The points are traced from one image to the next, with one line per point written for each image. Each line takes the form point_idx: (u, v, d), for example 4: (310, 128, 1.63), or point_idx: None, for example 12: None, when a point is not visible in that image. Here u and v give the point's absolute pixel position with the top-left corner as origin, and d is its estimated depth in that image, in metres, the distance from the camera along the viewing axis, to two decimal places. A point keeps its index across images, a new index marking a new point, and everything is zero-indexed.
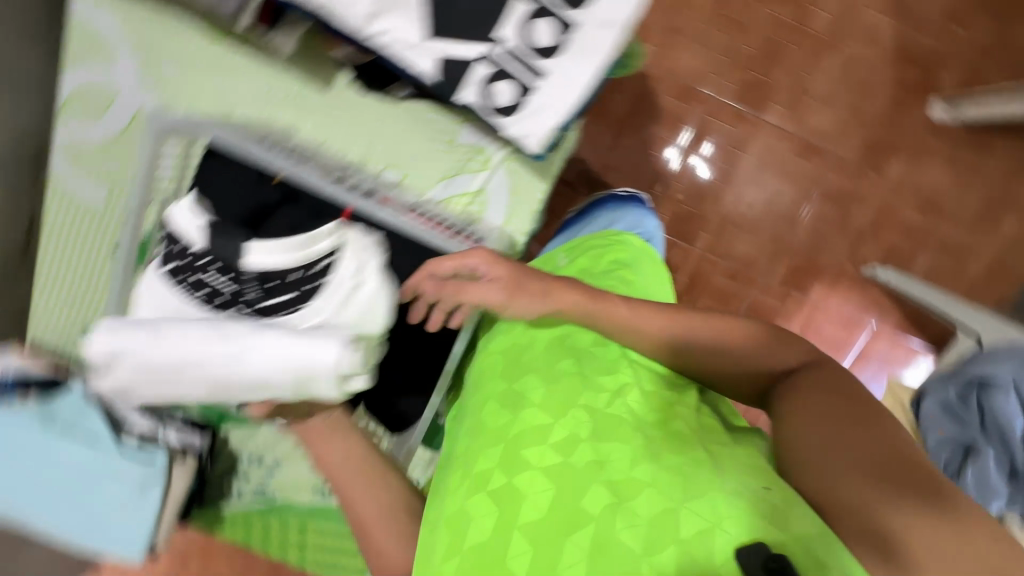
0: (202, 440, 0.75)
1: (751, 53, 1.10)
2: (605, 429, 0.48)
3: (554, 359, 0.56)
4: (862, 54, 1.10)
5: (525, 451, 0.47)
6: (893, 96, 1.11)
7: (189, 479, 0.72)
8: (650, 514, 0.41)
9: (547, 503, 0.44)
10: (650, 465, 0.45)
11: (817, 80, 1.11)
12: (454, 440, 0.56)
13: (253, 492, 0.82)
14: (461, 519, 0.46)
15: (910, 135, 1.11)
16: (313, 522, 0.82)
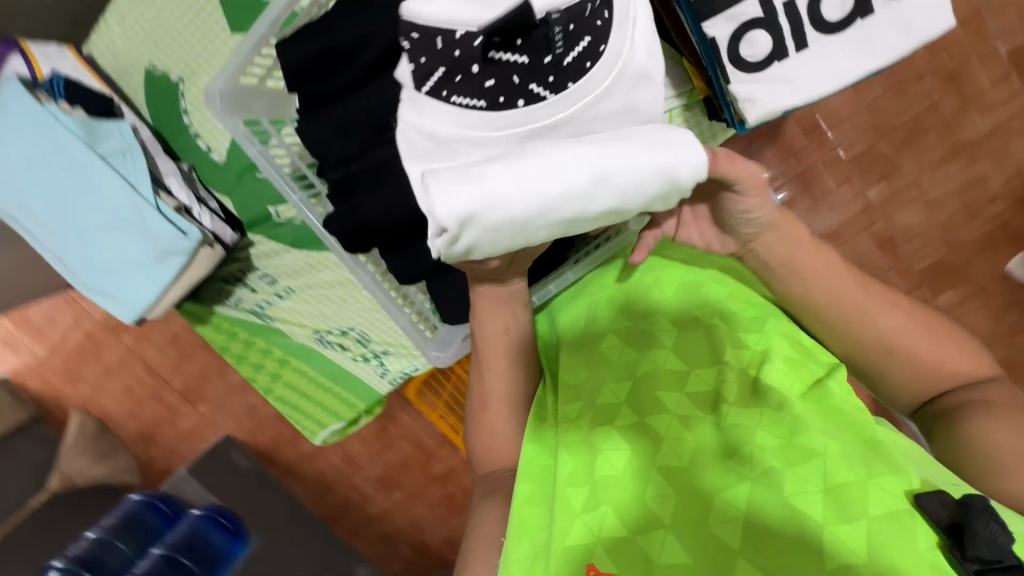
0: (231, 235, 0.86)
1: (895, 124, 1.03)
2: (737, 388, 0.60)
3: (706, 312, 0.65)
4: (988, 177, 1.04)
5: (663, 400, 0.61)
6: (989, 231, 1.07)
7: (209, 263, 0.82)
8: (781, 468, 0.53)
9: (688, 444, 0.58)
10: (788, 427, 0.56)
11: (937, 182, 1.05)
12: (586, 364, 0.67)
13: (253, 306, 0.95)
14: (589, 452, 0.60)
15: (982, 275, 1.09)
16: (295, 355, 0.99)
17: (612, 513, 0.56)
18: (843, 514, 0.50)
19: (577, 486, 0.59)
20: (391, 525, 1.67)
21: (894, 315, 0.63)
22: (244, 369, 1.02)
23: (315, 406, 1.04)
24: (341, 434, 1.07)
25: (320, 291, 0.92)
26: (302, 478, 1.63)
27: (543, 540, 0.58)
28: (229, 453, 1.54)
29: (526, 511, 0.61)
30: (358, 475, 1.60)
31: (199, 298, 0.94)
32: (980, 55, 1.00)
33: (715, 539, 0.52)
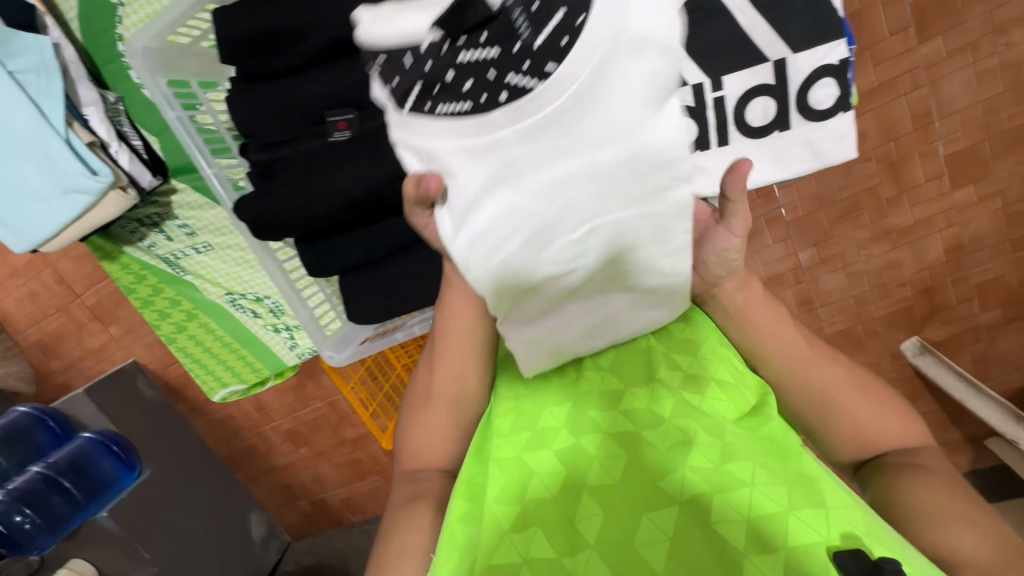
0: (150, 181, 0.82)
1: (837, 198, 1.08)
2: (676, 412, 0.60)
3: (654, 340, 0.67)
4: (903, 264, 1.11)
5: (598, 417, 0.63)
6: (893, 313, 1.17)
7: (117, 207, 0.78)
8: (708, 494, 0.54)
9: (618, 468, 0.59)
10: (722, 452, 0.57)
11: (861, 259, 1.13)
12: (522, 381, 0.69)
13: (167, 254, 0.92)
14: (523, 469, 0.61)
15: (878, 347, 1.21)
16: (207, 314, 0.98)
17: (541, 534, 0.56)
18: (761, 547, 0.50)
19: (509, 505, 0.59)
20: (294, 478, 1.68)
21: (832, 372, 0.64)
22: (148, 314, 0.99)
23: (214, 364, 1.02)
24: (241, 396, 1.06)
25: (238, 253, 0.91)
26: (209, 417, 1.60)
27: (472, 555, 0.58)
28: (135, 380, 1.50)
29: (457, 527, 0.60)
30: (267, 426, 1.59)
31: (107, 235, 0.90)
32: (920, 152, 1.01)
33: (640, 558, 0.53)
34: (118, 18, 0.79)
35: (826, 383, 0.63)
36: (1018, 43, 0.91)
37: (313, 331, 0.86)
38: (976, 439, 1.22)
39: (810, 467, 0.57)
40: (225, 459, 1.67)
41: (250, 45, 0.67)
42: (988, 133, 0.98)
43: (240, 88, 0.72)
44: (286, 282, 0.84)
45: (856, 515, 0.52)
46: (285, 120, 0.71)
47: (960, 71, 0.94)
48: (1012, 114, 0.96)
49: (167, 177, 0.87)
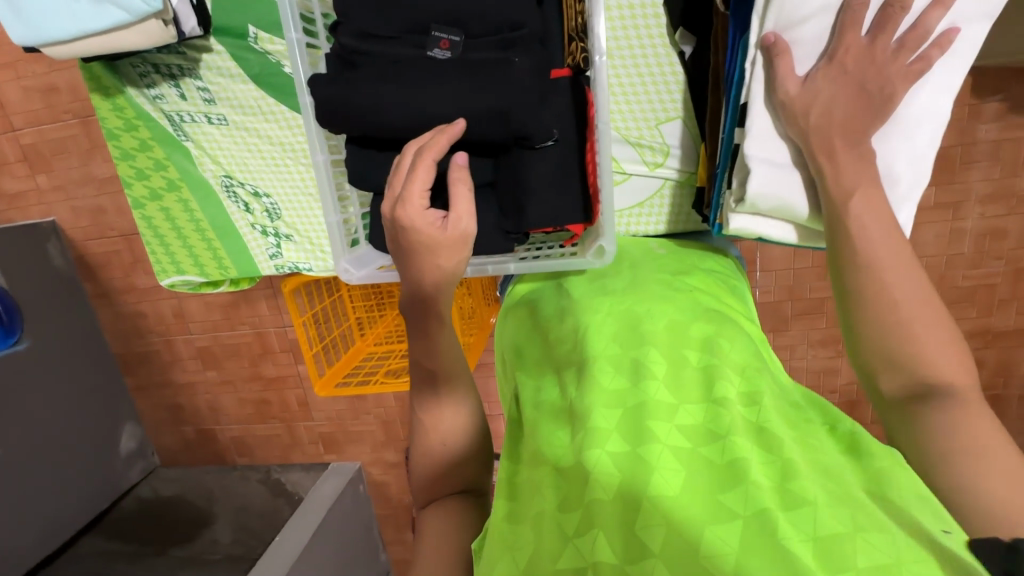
0: (193, 29, 0.73)
1: (806, 297, 1.15)
2: (731, 421, 0.45)
3: (702, 331, 0.54)
4: (840, 373, 1.21)
5: (648, 421, 0.46)
6: None
7: (151, 40, 0.70)
8: (773, 510, 0.39)
9: (676, 472, 0.43)
10: (785, 474, 0.41)
11: (807, 358, 1.21)
12: (569, 373, 0.54)
13: (172, 112, 0.84)
14: (572, 470, 0.45)
15: None
16: (188, 193, 0.89)
17: (600, 539, 0.41)
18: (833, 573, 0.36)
19: (560, 510, 0.44)
20: (188, 400, 1.54)
21: (950, 359, 0.50)
22: (125, 169, 0.89)
23: (177, 247, 0.92)
24: (193, 288, 0.96)
25: (255, 139, 0.84)
26: (117, 308, 1.45)
27: (525, 553, 0.44)
28: (46, 242, 1.34)
29: (503, 527, 0.48)
30: (179, 336, 1.46)
31: (114, 67, 0.82)
32: None
33: None
34: None
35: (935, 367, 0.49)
36: (990, 216, 1.04)
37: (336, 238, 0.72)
38: None
39: (859, 490, 0.41)
40: (118, 358, 1.51)
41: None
42: (942, 283, 1.10)
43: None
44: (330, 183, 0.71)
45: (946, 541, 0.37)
46: (386, 15, 0.65)
47: (939, 222, 1.06)
48: (965, 274, 1.09)
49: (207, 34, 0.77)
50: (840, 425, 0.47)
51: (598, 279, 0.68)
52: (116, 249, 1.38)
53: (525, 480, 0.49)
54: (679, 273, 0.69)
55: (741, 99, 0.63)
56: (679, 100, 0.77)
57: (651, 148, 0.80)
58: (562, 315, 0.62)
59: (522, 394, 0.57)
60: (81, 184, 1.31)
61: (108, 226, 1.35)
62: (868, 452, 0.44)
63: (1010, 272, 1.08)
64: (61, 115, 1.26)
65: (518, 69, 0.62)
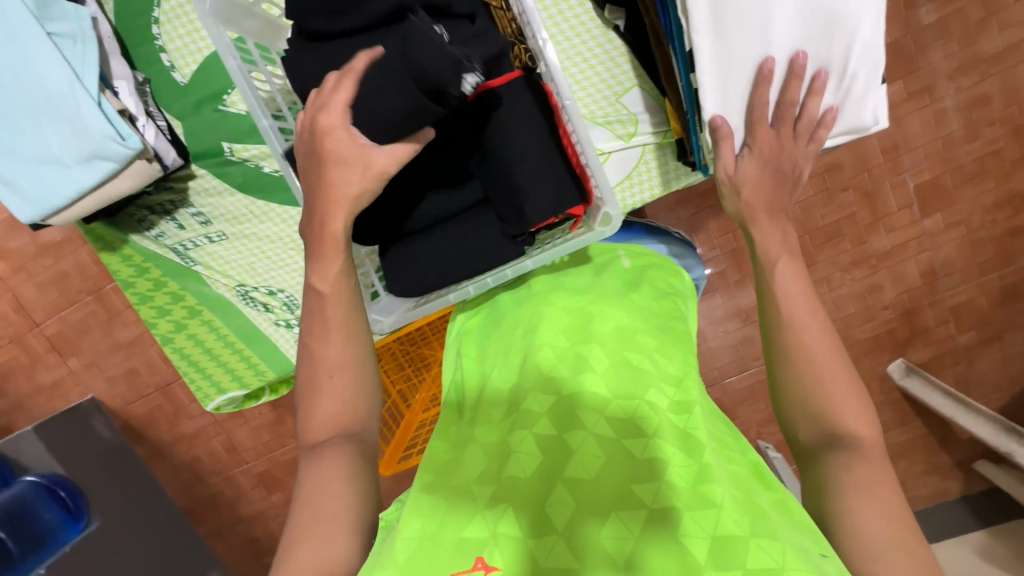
0: (174, 160, 0.80)
1: (820, 224, 1.14)
2: (662, 429, 0.52)
3: (640, 341, 0.60)
4: (884, 288, 1.17)
5: (582, 413, 0.54)
6: (878, 337, 1.20)
7: (138, 181, 0.75)
8: (681, 511, 0.45)
9: (595, 463, 0.50)
10: (693, 477, 0.48)
11: (845, 284, 1.18)
12: (512, 370, 0.62)
13: (176, 244, 0.88)
14: (504, 452, 0.54)
15: (868, 373, 1.23)
16: (208, 313, 0.91)
17: (509, 514, 0.48)
18: (721, 565, 0.42)
19: (483, 485, 0.52)
20: (263, 529, 1.53)
21: (836, 363, 0.56)
22: (145, 312, 0.92)
23: (212, 370, 0.94)
24: (236, 407, 0.96)
25: (257, 243, 0.88)
26: (172, 462, 1.47)
27: (436, 519, 0.51)
28: (91, 420, 1.38)
29: (420, 498, 0.55)
30: (237, 469, 1.47)
31: (112, 222, 0.87)
32: (892, 183, 1.10)
33: (596, 554, 0.44)
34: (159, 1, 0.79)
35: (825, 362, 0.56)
36: (968, 87, 1.04)
37: None
38: (962, 460, 1.25)
39: (763, 503, 0.49)
40: (185, 510, 1.51)
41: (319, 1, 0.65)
42: (948, 166, 1.09)
43: (302, 46, 0.68)
44: None
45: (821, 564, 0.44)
46: None
47: (919, 111, 1.06)
48: (966, 150, 1.08)
49: (189, 162, 0.84)
50: (747, 456, 0.57)
51: (551, 282, 0.72)
52: (157, 404, 1.41)
53: (458, 457, 0.58)
54: (631, 284, 0.69)
55: (687, 47, 0.71)
56: (633, 72, 0.85)
57: (623, 119, 0.86)
58: (511, 314, 0.70)
59: (464, 379, 0.67)
60: (109, 353, 1.36)
61: (143, 384, 1.39)
62: (771, 483, 0.53)
63: (1009, 132, 1.06)
64: (76, 295, 1.32)
65: (412, 42, 0.59)
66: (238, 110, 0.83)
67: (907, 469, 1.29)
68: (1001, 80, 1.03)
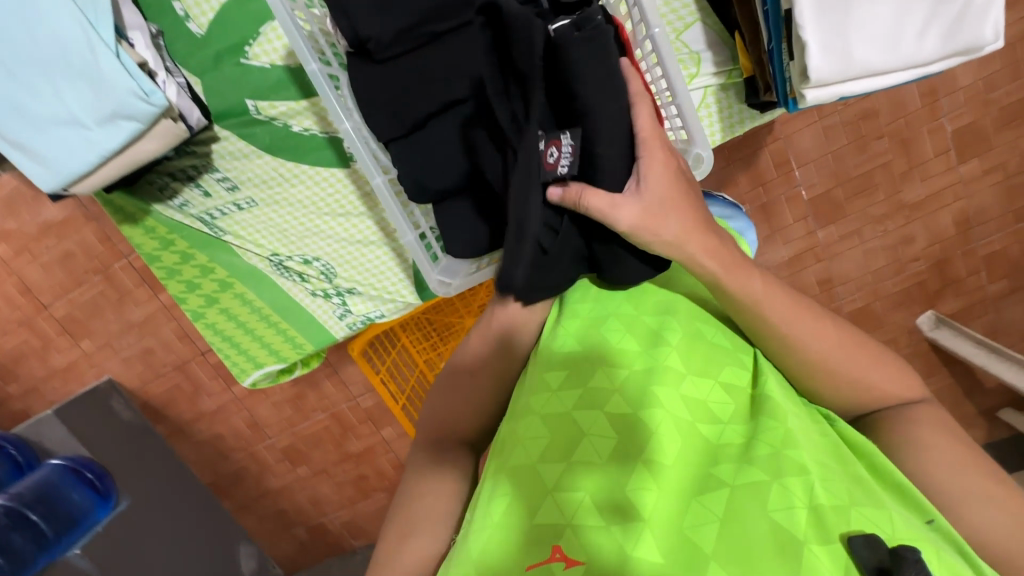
0: (198, 120, 0.75)
1: (852, 174, 1.10)
2: (738, 411, 0.58)
3: (700, 319, 0.63)
4: (917, 238, 1.14)
5: (655, 389, 0.57)
6: (908, 289, 1.18)
7: (164, 144, 0.71)
8: (769, 482, 0.51)
9: (675, 446, 0.54)
10: (781, 440, 0.53)
11: (876, 235, 1.15)
12: (569, 338, 0.63)
13: (202, 213, 0.84)
14: (574, 429, 0.57)
15: (898, 325, 1.22)
16: (238, 285, 0.89)
17: (588, 503, 0.52)
18: (824, 536, 0.48)
19: (556, 461, 0.55)
20: (289, 502, 1.55)
21: (823, 339, 0.58)
22: (172, 288, 0.89)
23: (247, 343, 0.92)
24: (270, 383, 0.97)
25: (287, 208, 0.84)
26: (194, 439, 1.46)
27: (524, 500, 0.55)
28: (109, 399, 1.36)
29: (491, 482, 0.58)
30: (261, 445, 1.47)
31: (133, 190, 0.82)
32: (929, 129, 1.06)
33: (688, 540, 0.50)
34: None
35: (818, 349, 0.58)
36: (1013, 23, 0.99)
37: (419, 256, 0.75)
38: (987, 407, 1.26)
39: (854, 462, 0.55)
40: (211, 486, 1.52)
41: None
42: (988, 109, 1.04)
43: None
44: (396, 205, 0.73)
45: (924, 529, 0.50)
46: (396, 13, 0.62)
47: None
48: (1008, 91, 1.03)
49: (211, 123, 0.79)
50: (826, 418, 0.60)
51: None
52: (175, 383, 1.39)
53: (516, 433, 0.59)
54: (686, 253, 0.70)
55: None
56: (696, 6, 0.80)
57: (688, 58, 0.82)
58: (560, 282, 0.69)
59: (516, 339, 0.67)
60: (123, 333, 1.34)
61: (160, 363, 1.37)
62: (856, 443, 0.57)
63: None
64: (83, 276, 1.28)
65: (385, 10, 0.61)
66: (262, 63, 0.77)
67: None
68: None
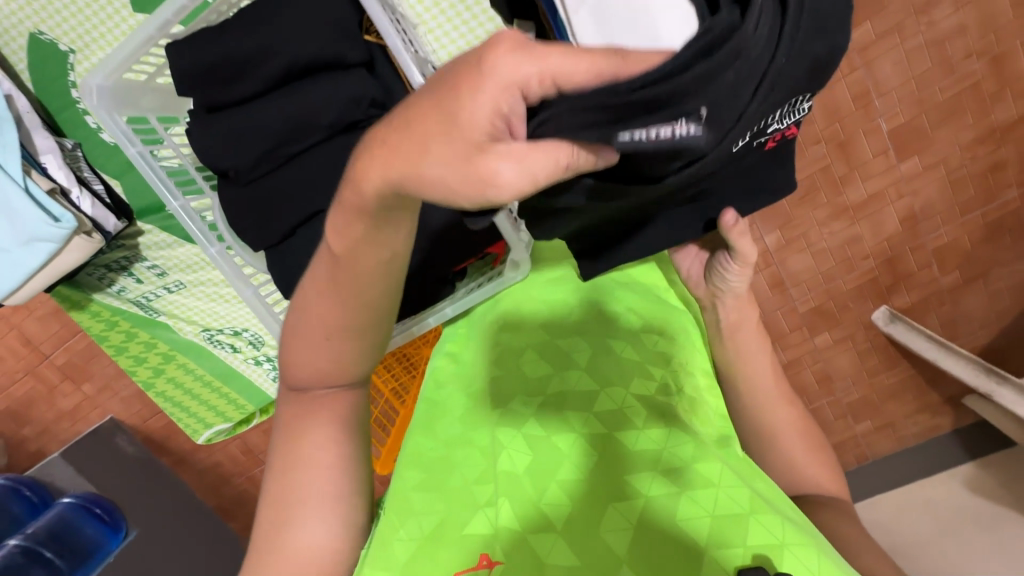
0: (116, 224, 0.86)
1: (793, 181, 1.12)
2: (649, 416, 0.64)
3: (617, 342, 0.72)
4: (864, 237, 1.15)
5: (571, 414, 0.65)
6: (861, 287, 1.20)
7: (81, 252, 0.80)
8: (677, 493, 0.57)
9: (591, 459, 0.61)
10: (692, 453, 0.61)
11: (824, 236, 1.16)
12: (499, 368, 0.72)
13: (138, 297, 0.97)
14: (497, 449, 0.64)
15: (855, 321, 1.23)
16: (182, 355, 1.02)
17: (505, 506, 0.59)
18: (728, 540, 0.54)
19: (481, 486, 0.62)
20: None
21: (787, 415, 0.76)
22: (124, 362, 1.02)
23: (195, 404, 1.07)
24: (227, 436, 1.10)
25: (210, 288, 0.97)
26: (197, 467, 1.55)
27: (434, 520, 0.60)
28: (113, 437, 1.45)
29: (411, 494, 0.63)
30: (258, 469, 1.55)
31: (73, 283, 0.93)
32: (865, 130, 1.07)
33: (604, 545, 0.55)
34: (71, 64, 0.86)
35: (775, 418, 0.76)
36: (939, 21, 0.98)
37: None
38: (951, 397, 1.26)
39: (755, 470, 0.64)
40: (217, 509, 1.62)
41: (206, 74, 0.70)
42: (923, 107, 1.04)
43: (202, 117, 0.74)
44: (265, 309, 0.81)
45: (814, 532, 0.59)
46: (247, 145, 0.72)
47: (890, 52, 1.01)
48: (942, 86, 1.03)
49: (133, 220, 0.92)
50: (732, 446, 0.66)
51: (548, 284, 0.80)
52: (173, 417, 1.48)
53: (451, 458, 0.66)
54: (629, 297, 0.77)
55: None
56: None
57: None
58: (489, 330, 0.78)
59: (443, 369, 0.77)
60: (120, 375, 1.43)
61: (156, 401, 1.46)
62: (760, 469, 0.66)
63: (988, 63, 1.00)
64: (78, 326, 1.37)
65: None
66: None
67: (897, 409, 1.31)
68: (974, 8, 0.97)
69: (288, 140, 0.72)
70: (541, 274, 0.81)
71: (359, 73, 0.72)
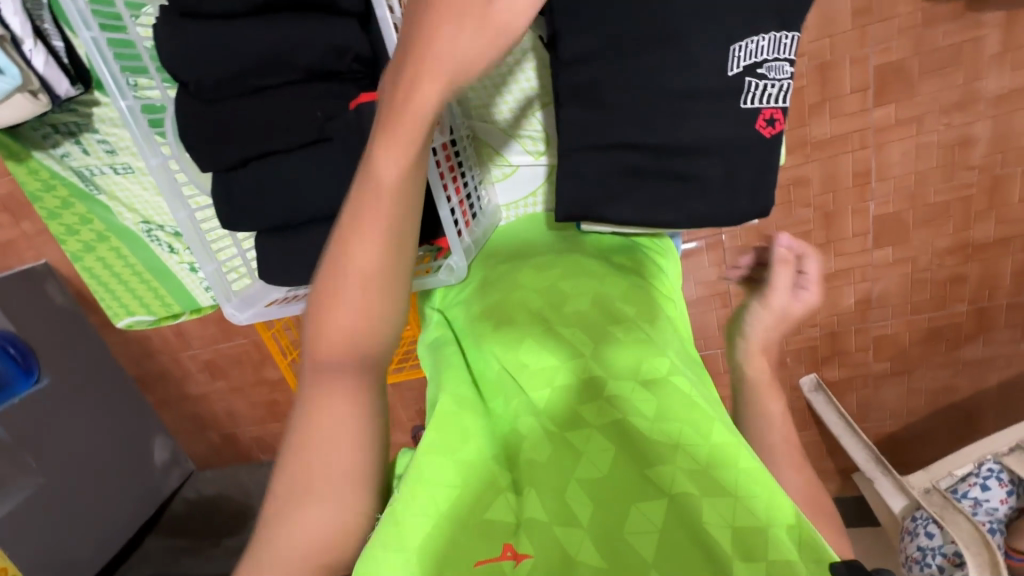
0: (67, 90, 0.85)
1: (773, 234, 1.13)
2: (660, 405, 0.55)
3: (617, 326, 0.63)
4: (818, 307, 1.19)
5: (582, 408, 0.58)
6: (800, 350, 1.25)
7: (21, 108, 0.80)
8: (693, 497, 0.49)
9: (607, 456, 0.54)
10: (706, 453, 0.51)
11: None
12: (498, 353, 0.65)
13: (81, 168, 0.97)
14: (514, 439, 0.59)
15: (784, 379, 1.29)
16: (114, 237, 1.03)
17: (533, 497, 0.54)
18: (746, 554, 0.45)
19: (504, 472, 0.58)
20: (205, 409, 1.63)
21: None
22: (57, 228, 1.03)
23: (119, 290, 1.08)
24: (147, 326, 1.11)
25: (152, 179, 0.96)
26: (124, 335, 1.53)
27: (452, 509, 0.54)
28: (45, 283, 1.42)
29: None
30: (184, 353, 1.53)
31: (14, 134, 0.94)
32: (854, 208, 1.08)
33: (626, 547, 0.49)
34: None
35: None
36: (957, 125, 0.98)
37: (219, 285, 0.85)
38: (843, 468, 1.36)
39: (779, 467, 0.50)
40: (135, 379, 1.61)
41: None
42: (913, 203, 1.06)
43: (173, 22, 0.68)
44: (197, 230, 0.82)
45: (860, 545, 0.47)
46: (225, 55, 0.68)
47: (903, 140, 1.01)
48: (937, 189, 1.04)
49: (91, 90, 0.91)
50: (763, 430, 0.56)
51: (565, 271, 0.71)
52: None
53: None
54: (625, 286, 0.69)
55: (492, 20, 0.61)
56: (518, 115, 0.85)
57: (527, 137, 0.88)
58: (481, 298, 0.72)
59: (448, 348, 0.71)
60: None
61: None
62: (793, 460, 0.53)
63: (986, 180, 1.02)
64: None
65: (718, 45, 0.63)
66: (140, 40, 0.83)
67: None
68: (993, 125, 0.97)
69: (258, 72, 0.69)
70: (543, 258, 0.74)
71: (350, 23, 0.69)
